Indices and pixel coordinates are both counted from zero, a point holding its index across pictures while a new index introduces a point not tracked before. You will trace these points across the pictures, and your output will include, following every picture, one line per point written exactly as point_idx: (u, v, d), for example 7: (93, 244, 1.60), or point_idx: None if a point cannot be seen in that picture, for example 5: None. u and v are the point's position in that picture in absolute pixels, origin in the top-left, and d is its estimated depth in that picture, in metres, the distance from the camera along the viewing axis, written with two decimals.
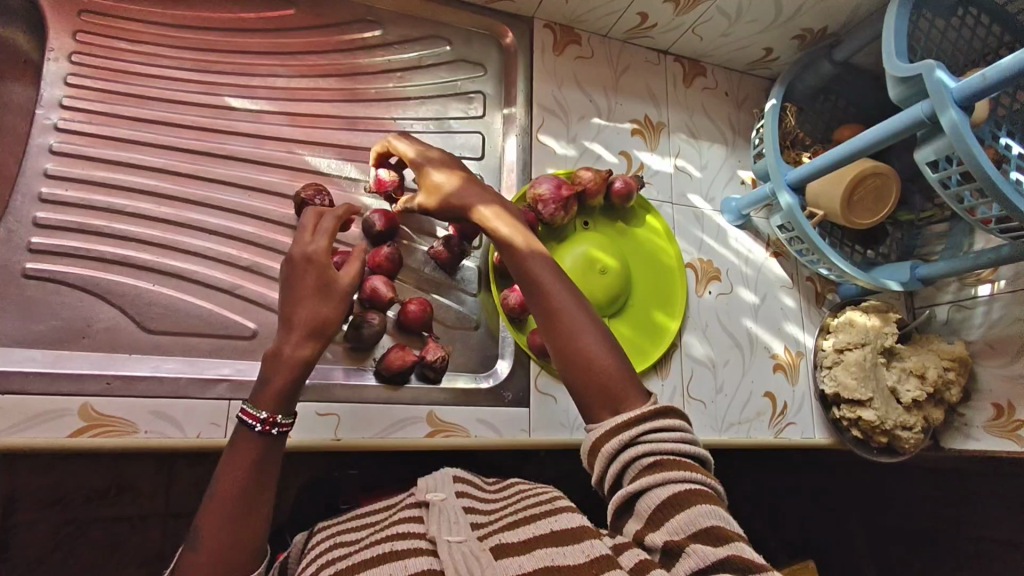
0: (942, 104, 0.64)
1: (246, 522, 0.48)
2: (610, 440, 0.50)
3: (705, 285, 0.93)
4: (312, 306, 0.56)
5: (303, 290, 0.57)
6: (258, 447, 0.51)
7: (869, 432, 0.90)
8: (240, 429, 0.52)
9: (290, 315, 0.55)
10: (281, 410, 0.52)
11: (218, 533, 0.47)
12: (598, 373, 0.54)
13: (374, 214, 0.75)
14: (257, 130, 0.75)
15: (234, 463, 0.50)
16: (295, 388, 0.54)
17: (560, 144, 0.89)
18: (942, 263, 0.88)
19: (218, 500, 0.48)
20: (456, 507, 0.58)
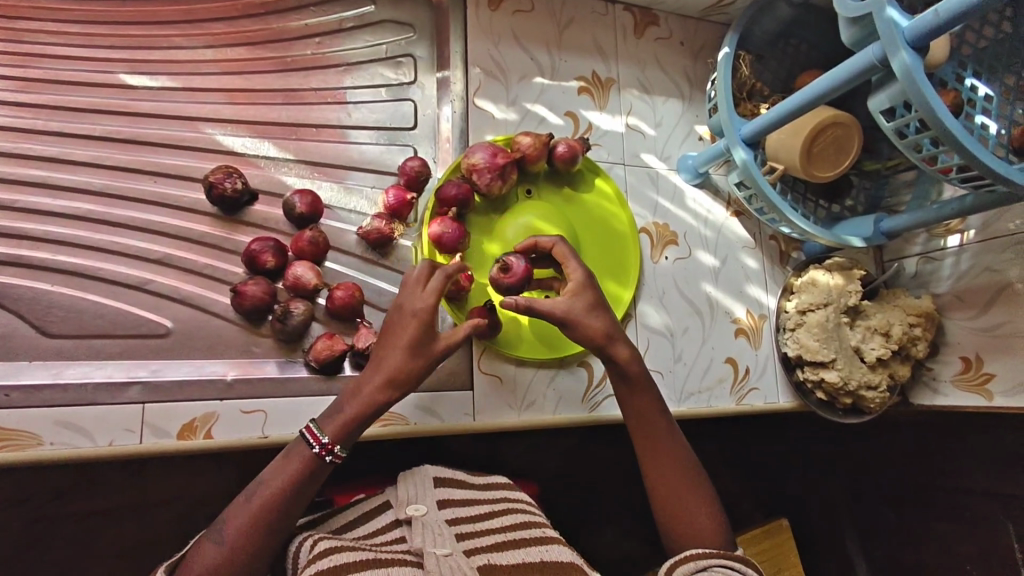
0: (893, 46, 0.59)
1: (274, 531, 0.57)
2: (686, 563, 0.62)
3: (661, 250, 0.89)
4: (401, 360, 0.63)
5: (401, 343, 0.63)
6: (307, 465, 0.59)
7: (834, 393, 0.88)
8: (300, 443, 0.60)
9: (383, 361, 0.63)
10: (342, 445, 0.60)
11: (247, 535, 0.56)
12: (683, 509, 0.67)
13: (295, 195, 0.69)
14: (160, 108, 0.70)
15: (281, 474, 0.58)
16: (359, 425, 0.61)
17: (499, 108, 0.83)
18: (907, 215, 0.84)
19: (258, 506, 0.57)
20: (438, 519, 0.65)
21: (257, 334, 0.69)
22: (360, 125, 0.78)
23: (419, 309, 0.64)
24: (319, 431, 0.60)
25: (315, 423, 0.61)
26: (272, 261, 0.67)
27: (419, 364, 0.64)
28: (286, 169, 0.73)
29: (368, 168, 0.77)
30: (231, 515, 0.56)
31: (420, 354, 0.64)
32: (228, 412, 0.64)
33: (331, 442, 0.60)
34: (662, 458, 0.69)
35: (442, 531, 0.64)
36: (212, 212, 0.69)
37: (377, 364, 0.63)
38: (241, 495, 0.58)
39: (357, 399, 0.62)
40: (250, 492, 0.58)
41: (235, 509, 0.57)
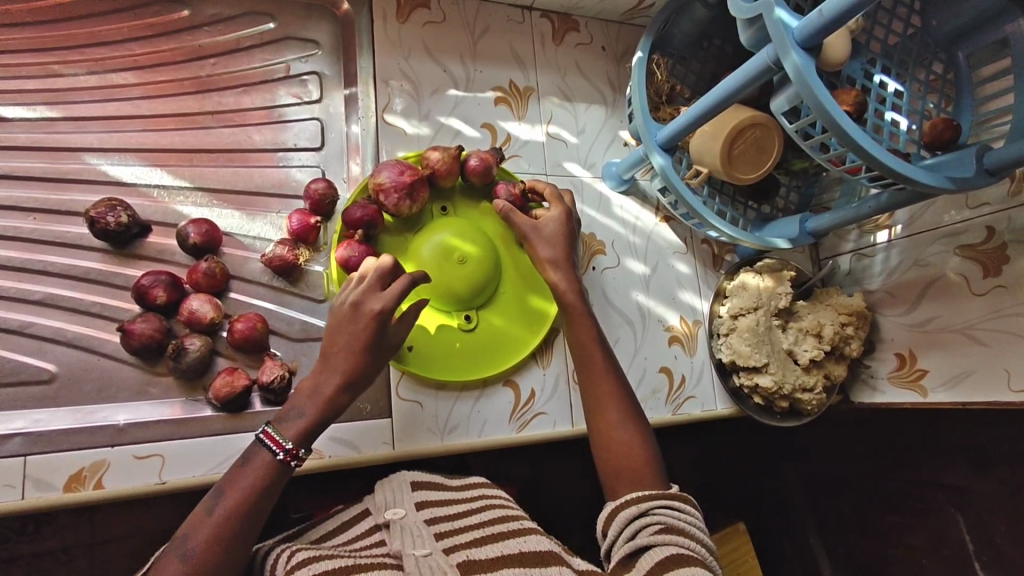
0: (784, 47, 0.58)
1: (242, 541, 0.53)
2: (629, 508, 0.58)
3: (588, 260, 0.87)
4: (360, 356, 0.60)
5: (357, 341, 0.60)
6: (270, 472, 0.55)
7: (770, 397, 0.86)
8: (261, 450, 0.56)
9: (331, 357, 0.59)
10: (305, 446, 0.57)
11: (213, 550, 0.51)
12: (630, 466, 0.62)
13: (188, 225, 0.66)
14: (38, 140, 0.67)
15: (242, 482, 0.54)
16: (320, 426, 0.59)
17: (411, 124, 0.80)
18: (830, 215, 0.83)
19: (222, 517, 0.52)
20: (416, 522, 0.64)
21: (154, 372, 0.65)
22: (261, 148, 0.75)
23: (375, 303, 0.60)
24: (280, 438, 0.56)
25: (274, 430, 0.57)
26: (163, 296, 0.64)
27: (377, 358, 0.61)
28: (182, 198, 0.70)
29: (273, 193, 0.74)
30: (193, 529, 0.52)
31: (377, 348, 0.61)
32: (119, 460, 0.60)
33: (296, 446, 0.56)
34: (611, 422, 0.65)
35: (422, 531, 0.63)
36: (100, 246, 0.66)
37: (333, 361, 0.60)
38: (202, 508, 0.53)
39: (316, 397, 0.59)
40: (214, 501, 0.53)
41: (196, 523, 0.52)
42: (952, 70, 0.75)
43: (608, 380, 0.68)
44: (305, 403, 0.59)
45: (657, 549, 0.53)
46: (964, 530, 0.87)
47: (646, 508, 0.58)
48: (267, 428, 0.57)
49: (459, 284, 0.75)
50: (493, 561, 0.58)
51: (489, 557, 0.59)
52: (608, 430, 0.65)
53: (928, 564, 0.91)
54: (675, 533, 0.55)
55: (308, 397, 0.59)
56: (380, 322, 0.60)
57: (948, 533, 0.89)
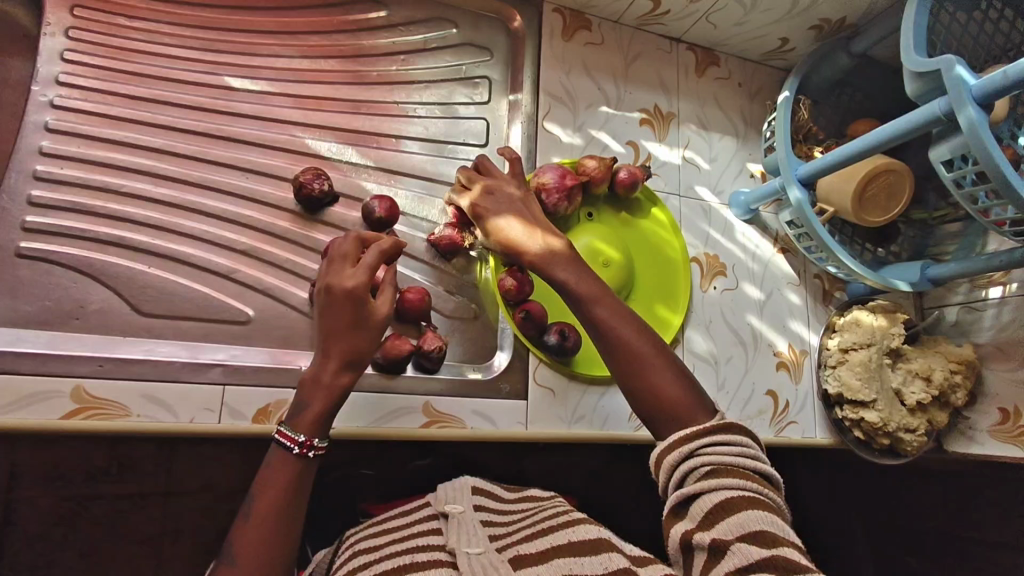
0: (960, 101, 0.62)
1: (282, 540, 0.52)
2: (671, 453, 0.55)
3: (710, 280, 0.91)
4: (348, 338, 0.58)
5: (342, 320, 0.59)
6: (288, 469, 0.54)
7: (871, 433, 0.89)
8: (275, 450, 0.55)
9: (323, 344, 0.58)
10: (320, 435, 0.56)
11: (260, 550, 0.50)
12: (673, 404, 0.58)
13: (374, 200, 0.74)
14: (257, 111, 0.75)
15: (270, 485, 0.53)
16: (330, 413, 0.57)
17: (566, 133, 0.87)
18: (953, 263, 0.86)
19: (258, 517, 0.52)
20: (472, 519, 0.63)
21: None
22: (434, 139, 0.82)
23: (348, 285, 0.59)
24: (294, 432, 0.55)
25: (287, 427, 0.56)
26: None
27: (369, 339, 0.59)
28: (366, 175, 0.78)
29: (441, 181, 0.81)
30: (237, 534, 0.51)
31: (369, 331, 0.59)
32: None
33: (310, 436, 0.55)
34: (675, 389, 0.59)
35: (475, 531, 0.61)
36: (295, 210, 0.74)
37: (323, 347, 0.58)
38: (238, 518, 0.52)
39: (318, 387, 0.58)
40: (246, 508, 0.53)
41: (238, 532, 0.51)
42: None
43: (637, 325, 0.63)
44: (311, 395, 0.57)
45: (712, 494, 0.51)
46: None
47: (693, 450, 0.54)
48: (280, 429, 0.56)
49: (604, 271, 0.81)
50: (543, 554, 0.57)
51: (539, 551, 0.58)
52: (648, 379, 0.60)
53: None
54: (724, 476, 0.52)
55: (311, 389, 0.57)
56: (354, 301, 0.59)
57: None
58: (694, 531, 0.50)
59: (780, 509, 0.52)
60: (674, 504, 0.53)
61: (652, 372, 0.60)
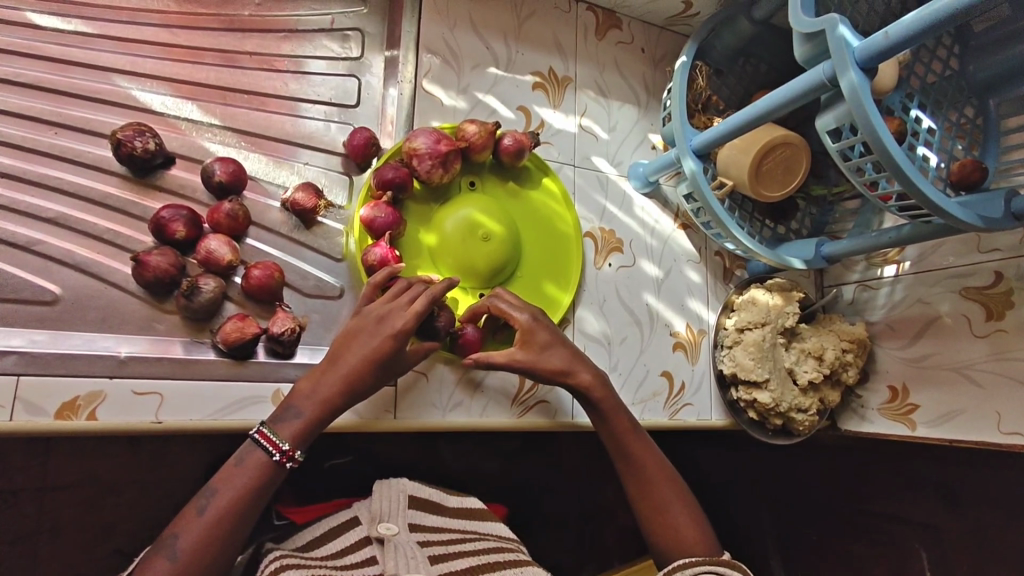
0: (843, 65, 0.59)
1: (233, 539, 0.54)
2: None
3: (605, 256, 0.87)
4: (363, 367, 0.61)
5: (368, 350, 0.61)
6: (261, 471, 0.57)
7: (765, 413, 0.87)
8: (254, 451, 0.57)
9: (341, 363, 0.61)
10: (301, 449, 0.58)
11: (202, 549, 0.53)
12: (675, 528, 0.68)
13: (215, 162, 0.64)
14: (71, 55, 0.64)
15: (234, 482, 0.56)
16: (316, 430, 0.59)
17: (448, 94, 0.79)
18: (847, 240, 0.84)
19: (214, 516, 0.54)
20: (411, 543, 0.62)
21: (162, 309, 0.63)
22: (295, 96, 0.73)
23: (395, 322, 0.62)
24: (276, 438, 0.57)
25: (270, 430, 0.58)
26: (182, 232, 0.62)
27: (386, 373, 0.62)
28: (209, 135, 0.68)
29: (301, 143, 0.72)
30: (183, 528, 0.53)
31: (388, 365, 0.62)
32: (117, 393, 0.58)
33: (292, 448, 0.57)
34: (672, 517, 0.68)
35: (416, 554, 0.60)
36: (120, 171, 0.64)
37: (338, 366, 0.61)
38: (193, 505, 0.54)
39: (314, 400, 0.60)
40: (202, 501, 0.55)
41: (186, 521, 0.54)
42: (981, 115, 0.76)
43: (650, 452, 0.71)
44: (303, 405, 0.59)
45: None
46: (926, 564, 0.89)
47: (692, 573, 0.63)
48: (262, 427, 0.58)
49: (468, 236, 0.73)
50: None
51: None
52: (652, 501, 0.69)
53: None
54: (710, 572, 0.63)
55: (307, 398, 0.60)
56: (391, 339, 0.61)
57: (910, 566, 0.90)
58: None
59: None
60: None
61: (656, 493, 0.69)
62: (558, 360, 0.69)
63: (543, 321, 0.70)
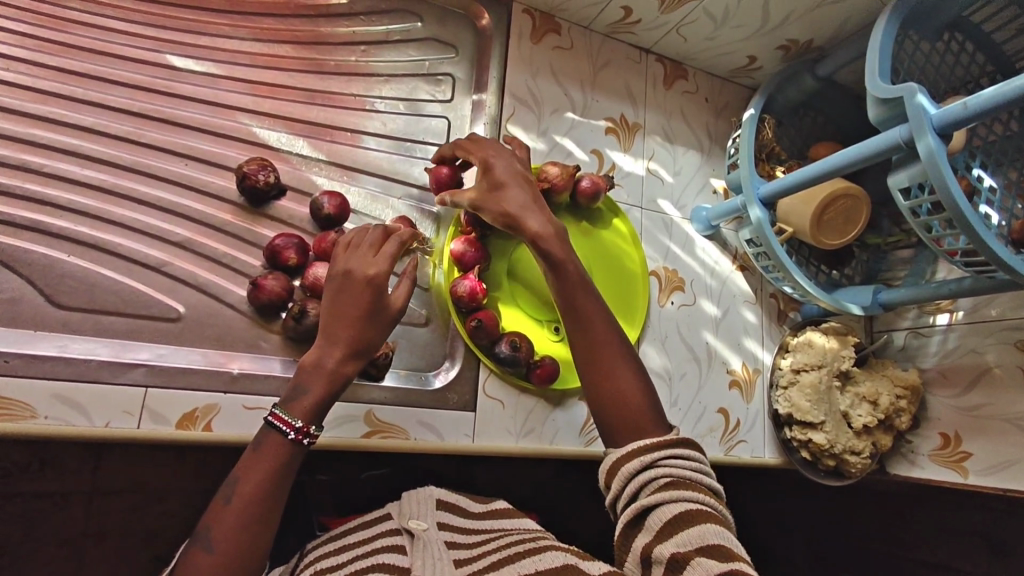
0: (920, 130, 0.63)
1: (264, 528, 0.50)
2: (628, 462, 0.54)
3: (668, 295, 0.91)
4: (360, 325, 0.57)
5: (356, 305, 0.57)
6: (280, 453, 0.52)
7: (818, 454, 0.90)
8: (269, 433, 0.53)
9: (333, 327, 0.56)
10: (315, 423, 0.54)
11: (238, 540, 0.49)
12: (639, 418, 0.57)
13: (324, 195, 0.70)
14: (201, 94, 0.70)
15: (256, 468, 0.51)
16: (330, 401, 0.55)
17: (530, 137, 0.84)
18: (903, 290, 0.87)
19: (241, 504, 0.50)
20: (437, 541, 0.61)
21: (269, 330, 0.68)
22: (392, 135, 0.79)
23: (370, 270, 0.58)
24: (289, 417, 0.53)
25: (281, 410, 0.53)
26: (295, 259, 0.67)
27: (380, 324, 0.58)
28: (316, 169, 0.74)
29: (398, 179, 0.78)
30: (214, 520, 0.49)
31: (380, 315, 0.58)
32: (229, 407, 0.63)
33: (306, 423, 0.53)
34: None
35: (442, 556, 0.58)
36: (238, 201, 0.69)
37: (334, 334, 0.56)
38: (220, 497, 0.50)
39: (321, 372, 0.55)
40: (226, 493, 0.50)
41: (216, 513, 0.49)
42: None
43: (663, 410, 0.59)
44: (311, 379, 0.55)
45: (671, 506, 0.50)
46: None
47: (652, 460, 0.53)
48: (276, 409, 0.53)
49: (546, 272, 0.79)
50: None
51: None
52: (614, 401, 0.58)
53: None
54: (682, 488, 0.51)
55: (312, 372, 0.55)
56: (373, 289, 0.57)
57: None
58: (652, 546, 0.49)
59: (729, 521, 0.52)
60: (631, 515, 0.52)
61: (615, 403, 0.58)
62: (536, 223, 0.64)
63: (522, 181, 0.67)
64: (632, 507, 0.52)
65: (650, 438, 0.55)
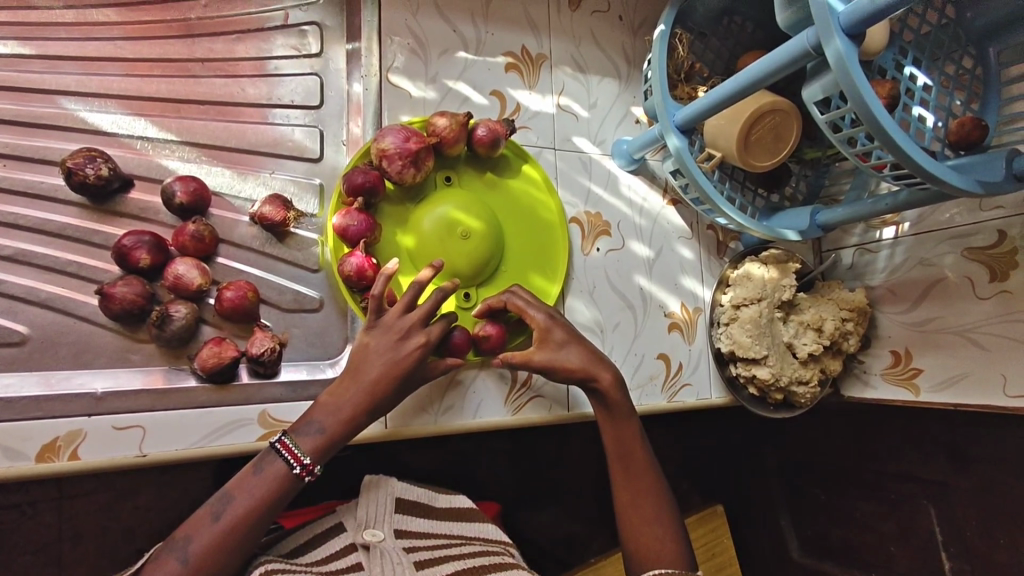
0: (827, 32, 0.55)
1: (242, 551, 0.53)
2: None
3: (593, 241, 0.84)
4: (389, 382, 0.60)
5: (392, 366, 0.60)
6: (281, 483, 0.55)
7: (765, 389, 0.86)
8: (274, 461, 0.56)
9: (366, 377, 0.59)
10: (320, 462, 0.57)
11: (211, 556, 0.52)
12: (648, 526, 0.66)
13: (174, 182, 0.61)
14: (14, 80, 0.61)
15: (251, 491, 0.54)
16: (337, 447, 0.58)
17: (416, 86, 0.75)
18: (841, 209, 0.81)
19: (228, 523, 0.53)
20: (396, 549, 0.62)
21: (136, 339, 0.61)
22: (255, 102, 0.70)
23: (421, 337, 0.62)
24: (299, 450, 0.56)
25: (291, 441, 0.56)
26: (146, 259, 0.60)
27: (405, 388, 0.62)
28: (168, 151, 0.65)
29: (269, 152, 0.69)
30: (195, 532, 0.52)
31: (406, 381, 0.62)
32: (97, 430, 0.56)
33: (313, 462, 0.56)
34: (653, 531, 0.65)
35: (402, 561, 0.59)
36: (77, 200, 0.61)
37: (359, 378, 0.59)
38: (209, 508, 0.53)
39: (334, 416, 0.58)
40: (218, 506, 0.53)
41: (199, 525, 0.52)
42: (980, 65, 0.71)
43: (645, 480, 0.68)
44: (325, 420, 0.58)
45: None
46: (934, 521, 0.89)
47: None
48: (284, 437, 0.56)
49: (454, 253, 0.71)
50: None
51: None
52: (634, 506, 0.67)
53: (896, 552, 0.94)
54: None
55: (330, 413, 0.58)
56: (416, 356, 0.61)
57: (918, 525, 0.91)
58: None
59: None
60: None
61: (635, 514, 0.67)
62: (574, 359, 0.67)
63: (559, 321, 0.70)
64: None
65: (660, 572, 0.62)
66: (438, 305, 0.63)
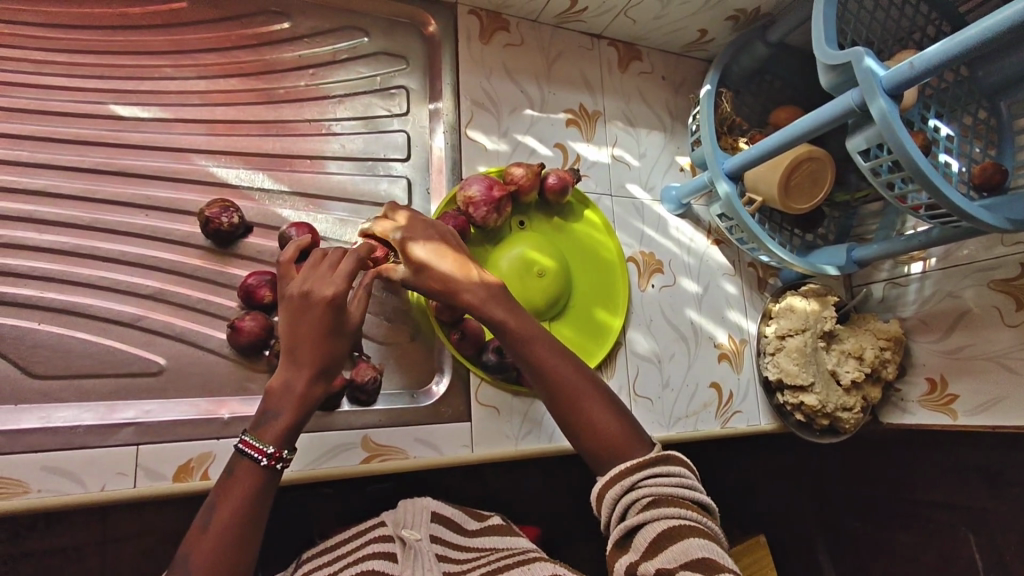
0: (871, 93, 0.63)
1: (245, 546, 0.50)
2: (610, 489, 0.56)
3: (648, 278, 0.91)
4: (321, 345, 0.57)
5: (316, 328, 0.57)
6: (253, 482, 0.52)
7: (812, 415, 0.91)
8: (240, 461, 0.52)
9: (295, 350, 0.56)
10: (287, 447, 0.54)
11: (214, 562, 0.48)
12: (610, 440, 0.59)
13: (291, 227, 0.69)
14: (153, 140, 0.69)
15: (231, 491, 0.51)
16: (299, 423, 0.55)
17: (491, 139, 0.84)
18: (875, 245, 0.89)
19: (218, 529, 0.49)
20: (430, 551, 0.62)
21: (255, 369, 0.67)
22: (353, 156, 0.78)
23: (324, 289, 0.58)
24: (262, 443, 0.53)
25: (252, 437, 0.53)
26: (270, 295, 0.66)
27: (341, 340, 0.58)
28: (280, 201, 0.73)
29: (365, 200, 0.77)
30: (192, 548, 0.48)
31: (339, 332, 0.58)
32: (224, 453, 0.63)
33: (279, 449, 0.53)
34: (599, 420, 0.60)
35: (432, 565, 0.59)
36: (204, 244, 0.69)
37: (299, 356, 0.56)
38: (196, 525, 0.49)
39: (288, 396, 0.55)
40: (202, 518, 0.50)
41: (193, 541, 0.48)
42: (994, 117, 0.81)
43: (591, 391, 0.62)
44: (280, 404, 0.55)
45: (653, 524, 0.52)
46: (975, 546, 0.93)
47: (634, 483, 0.55)
48: (245, 437, 0.53)
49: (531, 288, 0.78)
50: None
51: None
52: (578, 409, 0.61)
53: None
54: (662, 505, 0.53)
55: (281, 396, 0.55)
56: (333, 308, 0.57)
57: (960, 551, 0.94)
58: (639, 561, 0.50)
59: (718, 534, 0.54)
60: (618, 536, 0.53)
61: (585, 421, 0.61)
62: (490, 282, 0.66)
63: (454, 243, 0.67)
64: (618, 531, 0.54)
65: (629, 461, 0.57)
66: (357, 266, 0.60)
